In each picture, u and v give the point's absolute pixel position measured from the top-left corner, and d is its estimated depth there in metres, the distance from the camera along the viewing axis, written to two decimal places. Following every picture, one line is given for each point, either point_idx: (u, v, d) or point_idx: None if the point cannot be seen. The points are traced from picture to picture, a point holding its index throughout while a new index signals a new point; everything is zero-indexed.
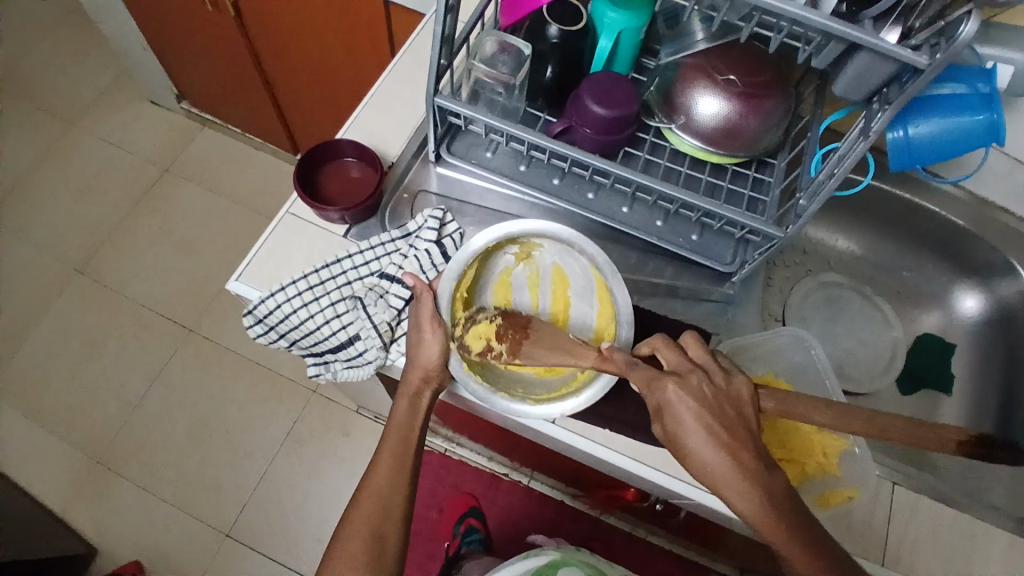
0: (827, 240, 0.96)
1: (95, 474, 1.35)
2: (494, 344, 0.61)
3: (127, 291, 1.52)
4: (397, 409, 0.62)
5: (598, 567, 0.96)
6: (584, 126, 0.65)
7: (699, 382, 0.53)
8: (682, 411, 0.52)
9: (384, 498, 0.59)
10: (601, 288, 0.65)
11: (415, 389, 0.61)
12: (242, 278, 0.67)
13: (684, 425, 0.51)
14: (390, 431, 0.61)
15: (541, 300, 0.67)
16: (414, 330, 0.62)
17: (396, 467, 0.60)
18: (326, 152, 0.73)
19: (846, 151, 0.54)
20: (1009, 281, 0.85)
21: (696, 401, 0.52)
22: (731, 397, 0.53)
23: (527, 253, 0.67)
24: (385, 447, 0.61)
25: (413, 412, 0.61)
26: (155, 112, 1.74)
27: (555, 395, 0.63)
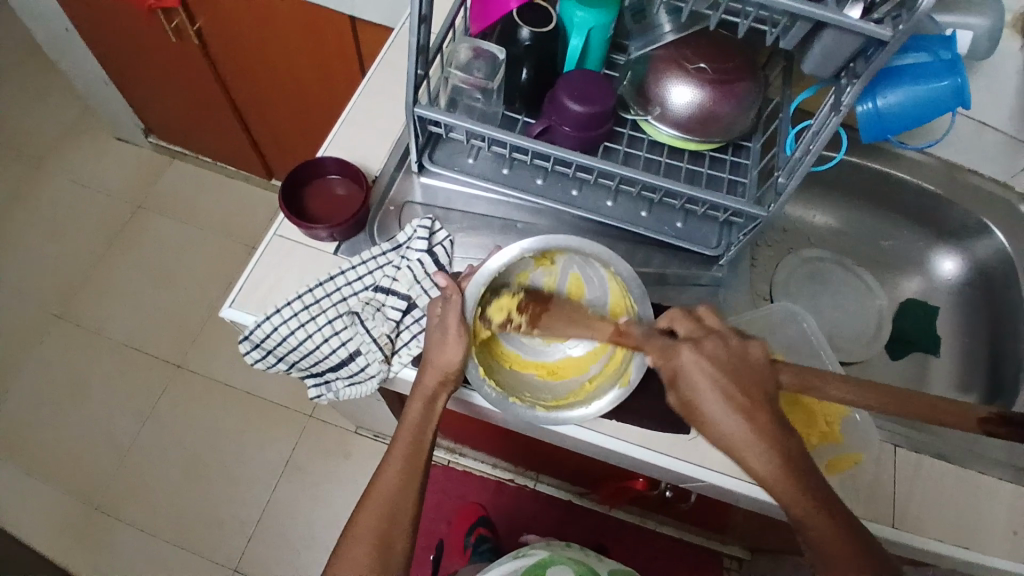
0: (806, 217, 0.98)
1: (92, 520, 1.32)
2: (514, 316, 0.66)
3: (110, 331, 1.50)
4: (406, 417, 0.62)
5: (588, 564, 0.96)
6: (563, 124, 0.66)
7: (714, 348, 0.54)
8: (697, 375, 0.53)
9: (401, 506, 0.58)
10: (617, 301, 0.68)
11: (423, 396, 0.62)
12: (235, 304, 0.67)
13: (725, 390, 0.53)
14: (401, 439, 0.61)
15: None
16: (429, 332, 0.62)
17: (410, 475, 0.60)
18: (309, 171, 0.73)
19: (820, 127, 0.56)
20: (985, 241, 0.88)
21: (712, 366, 0.53)
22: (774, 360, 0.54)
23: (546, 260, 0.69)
24: (397, 458, 0.60)
25: (423, 420, 0.61)
26: (123, 148, 1.71)
27: (563, 404, 0.65)
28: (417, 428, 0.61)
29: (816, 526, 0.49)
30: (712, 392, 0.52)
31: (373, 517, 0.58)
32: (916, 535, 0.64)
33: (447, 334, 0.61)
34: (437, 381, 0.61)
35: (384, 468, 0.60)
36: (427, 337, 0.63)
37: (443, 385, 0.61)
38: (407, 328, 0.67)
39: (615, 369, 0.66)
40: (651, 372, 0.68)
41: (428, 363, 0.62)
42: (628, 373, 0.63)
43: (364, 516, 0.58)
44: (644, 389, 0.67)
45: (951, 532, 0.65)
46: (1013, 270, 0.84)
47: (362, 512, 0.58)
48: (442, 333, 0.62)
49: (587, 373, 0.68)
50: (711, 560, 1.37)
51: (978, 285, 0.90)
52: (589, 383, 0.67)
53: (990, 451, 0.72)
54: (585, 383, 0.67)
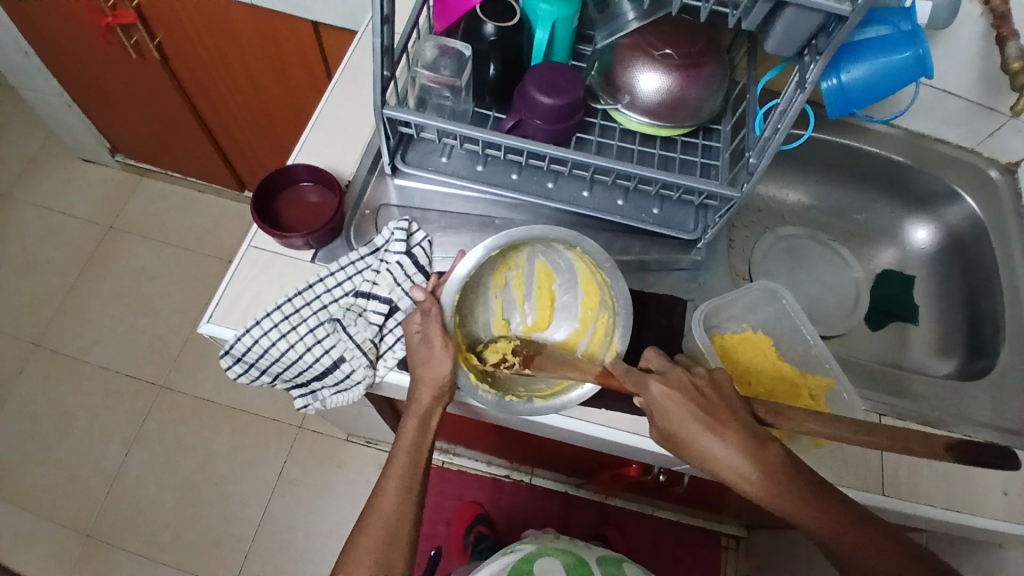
0: (779, 195, 0.98)
1: (86, 549, 1.30)
2: (509, 356, 0.67)
3: (90, 357, 1.47)
4: (402, 432, 0.63)
5: (574, 554, 0.95)
6: (535, 118, 0.66)
7: (679, 378, 0.57)
8: (669, 406, 0.55)
9: (400, 517, 0.60)
10: (586, 278, 0.69)
11: (417, 406, 0.62)
12: (214, 319, 0.65)
13: (673, 418, 0.55)
14: (400, 450, 0.63)
15: (527, 298, 0.72)
16: (420, 343, 0.62)
17: (407, 487, 0.61)
18: (280, 180, 0.72)
19: (787, 105, 0.57)
20: (955, 208, 0.90)
21: (681, 396, 0.55)
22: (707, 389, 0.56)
23: (508, 259, 0.69)
24: (390, 472, 0.62)
25: (423, 432, 0.63)
26: (89, 171, 1.68)
27: (557, 390, 0.64)
28: (416, 435, 0.63)
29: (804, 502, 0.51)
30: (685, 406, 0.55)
31: (380, 529, 0.59)
32: (907, 499, 0.66)
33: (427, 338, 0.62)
34: (432, 397, 0.61)
35: (382, 484, 0.61)
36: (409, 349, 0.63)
37: (437, 400, 0.62)
38: (391, 332, 0.66)
39: (600, 345, 0.67)
40: (637, 356, 0.69)
41: (416, 376, 0.62)
42: (614, 346, 0.64)
43: (366, 532, 0.59)
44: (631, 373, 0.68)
45: (941, 494, 0.66)
46: (983, 234, 0.87)
47: (365, 527, 0.60)
48: (427, 348, 0.61)
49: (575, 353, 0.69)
50: (710, 540, 1.39)
51: (951, 251, 0.92)
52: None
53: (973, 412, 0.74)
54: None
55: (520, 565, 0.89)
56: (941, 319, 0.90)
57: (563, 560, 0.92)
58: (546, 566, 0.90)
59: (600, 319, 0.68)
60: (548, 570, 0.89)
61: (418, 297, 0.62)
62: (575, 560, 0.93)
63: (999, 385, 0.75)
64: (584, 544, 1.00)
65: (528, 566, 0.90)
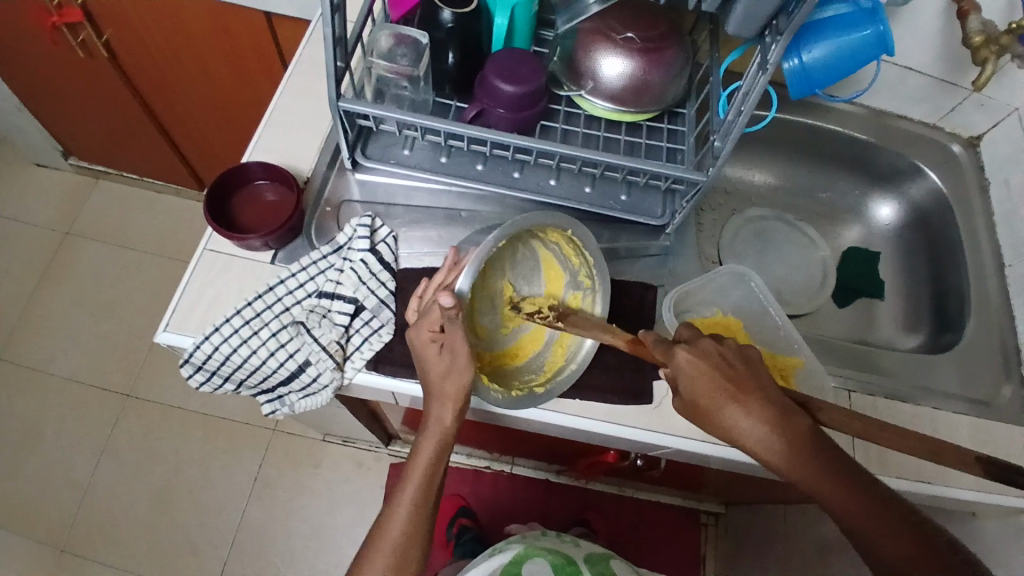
0: (746, 176, 0.98)
1: (60, 564, 1.26)
2: (544, 310, 0.66)
3: (53, 367, 1.41)
4: (416, 455, 0.60)
5: (561, 552, 0.93)
6: (497, 107, 0.64)
7: (706, 347, 0.56)
8: (695, 374, 0.54)
9: (408, 539, 0.58)
10: (549, 264, 0.69)
11: (439, 420, 0.60)
12: (171, 327, 0.63)
13: (698, 385, 0.54)
14: (411, 478, 0.60)
15: (496, 297, 0.67)
16: (418, 351, 0.60)
17: (424, 498, 0.59)
18: (234, 179, 0.69)
19: (750, 87, 0.56)
20: (918, 184, 0.92)
21: (709, 365, 0.54)
22: (726, 360, 0.55)
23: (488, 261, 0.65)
24: (398, 501, 0.59)
25: (440, 454, 0.60)
26: (41, 174, 1.60)
27: (548, 376, 0.66)
28: (434, 454, 0.60)
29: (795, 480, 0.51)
30: (712, 376, 0.54)
31: (392, 540, 0.58)
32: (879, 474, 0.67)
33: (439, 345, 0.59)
34: (454, 410, 0.58)
35: (394, 502, 0.59)
36: (425, 364, 0.60)
37: (460, 413, 0.59)
38: (357, 333, 0.64)
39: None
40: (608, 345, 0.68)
41: (429, 388, 0.60)
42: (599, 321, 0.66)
43: (377, 546, 0.58)
44: (604, 363, 0.67)
45: (912, 467, 0.68)
46: (947, 209, 0.88)
47: (375, 542, 0.58)
48: (423, 358, 0.60)
49: (550, 336, 0.68)
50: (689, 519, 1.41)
51: (915, 228, 0.93)
52: (560, 344, 0.68)
53: (943, 384, 0.76)
54: (555, 348, 0.68)
55: (509, 569, 0.87)
56: (907, 295, 0.91)
57: (551, 561, 0.90)
58: (535, 569, 0.88)
59: (570, 298, 0.69)
60: (536, 573, 0.88)
61: (449, 303, 0.53)
62: (562, 560, 0.91)
63: (965, 357, 0.77)
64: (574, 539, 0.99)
65: (517, 570, 0.88)
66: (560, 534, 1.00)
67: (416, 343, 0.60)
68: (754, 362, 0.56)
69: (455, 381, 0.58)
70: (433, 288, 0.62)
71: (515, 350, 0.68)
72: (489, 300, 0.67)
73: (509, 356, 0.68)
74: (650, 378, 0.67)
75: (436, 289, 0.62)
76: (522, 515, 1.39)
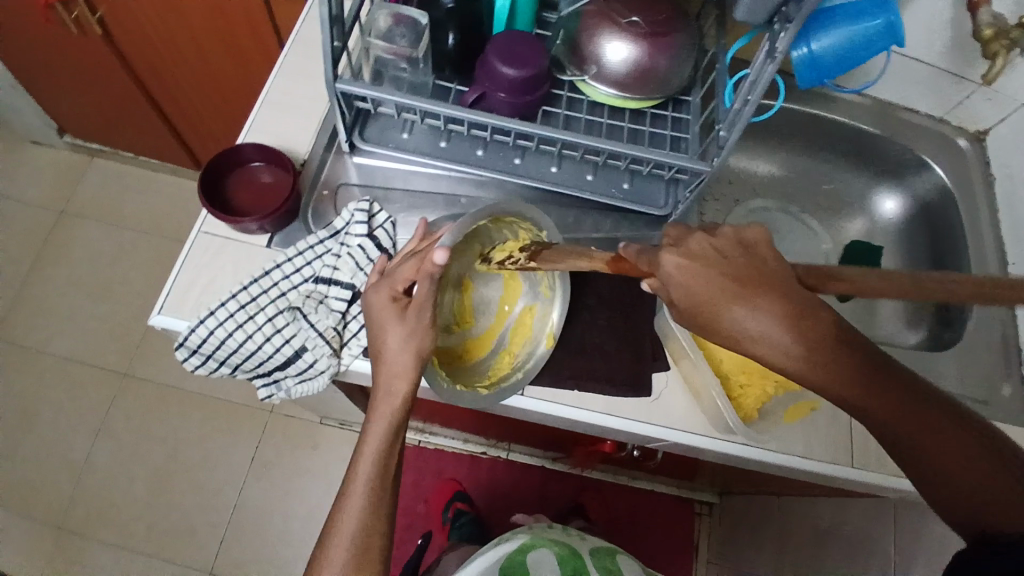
0: (749, 166, 0.97)
1: (57, 544, 1.26)
2: (515, 254, 0.60)
3: (50, 347, 1.41)
4: (369, 434, 0.58)
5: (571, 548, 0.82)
6: (497, 90, 0.63)
7: (702, 247, 0.45)
8: (689, 280, 0.43)
9: (368, 528, 0.55)
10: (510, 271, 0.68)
11: (388, 395, 0.58)
12: (165, 310, 0.62)
13: (702, 294, 0.43)
14: (364, 456, 0.57)
15: (455, 304, 0.67)
16: (375, 327, 0.58)
17: (382, 472, 0.57)
18: (228, 161, 0.68)
19: (757, 76, 0.55)
20: (923, 177, 0.91)
21: (706, 266, 0.43)
22: (733, 254, 0.44)
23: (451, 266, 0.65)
24: (354, 487, 0.56)
25: (392, 434, 0.58)
26: (37, 153, 1.58)
27: (495, 380, 0.65)
28: (388, 428, 0.57)
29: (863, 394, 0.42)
30: (714, 278, 0.43)
31: (353, 516, 0.55)
32: (875, 468, 0.67)
33: (401, 309, 0.58)
34: (409, 386, 0.57)
35: (348, 485, 0.56)
36: (382, 330, 0.58)
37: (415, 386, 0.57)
38: (354, 319, 0.64)
39: (527, 335, 0.68)
40: (607, 335, 0.68)
41: (377, 359, 0.58)
42: (550, 333, 0.66)
43: (338, 526, 0.55)
44: (603, 353, 0.67)
45: None
46: (951, 204, 0.87)
47: (336, 522, 0.55)
48: (381, 334, 0.58)
49: (497, 344, 0.68)
50: (683, 507, 1.42)
51: (919, 221, 0.92)
52: (508, 352, 0.67)
53: (942, 380, 0.75)
54: (502, 356, 0.67)
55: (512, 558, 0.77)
56: None
57: (556, 552, 0.80)
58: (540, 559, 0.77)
59: (523, 309, 0.69)
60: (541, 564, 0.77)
61: (442, 260, 0.52)
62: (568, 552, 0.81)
63: (965, 353, 0.77)
64: (577, 534, 0.89)
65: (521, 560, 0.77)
66: (565, 527, 0.90)
67: (376, 302, 0.59)
68: (771, 257, 0.44)
69: (408, 352, 0.57)
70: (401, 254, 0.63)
71: (464, 351, 0.67)
72: (448, 291, 0.66)
73: (458, 356, 0.66)
74: (650, 370, 0.66)
75: (404, 254, 0.62)
76: (517, 500, 1.40)
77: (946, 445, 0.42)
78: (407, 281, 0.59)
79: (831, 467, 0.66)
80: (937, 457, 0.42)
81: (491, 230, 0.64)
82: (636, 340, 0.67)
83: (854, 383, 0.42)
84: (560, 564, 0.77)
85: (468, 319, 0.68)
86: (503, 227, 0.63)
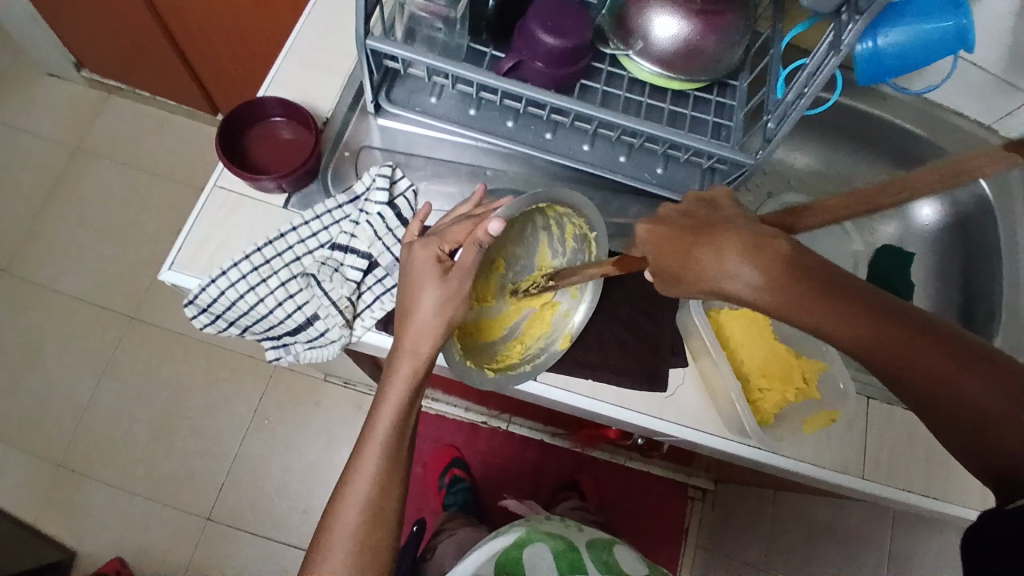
0: (785, 158, 0.93)
1: (58, 478, 1.28)
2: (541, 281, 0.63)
3: (59, 285, 1.40)
4: (388, 393, 0.55)
5: (566, 539, 0.77)
6: (535, 60, 0.59)
7: (667, 213, 0.48)
8: (661, 239, 0.46)
9: (382, 493, 0.54)
10: (543, 260, 0.65)
11: (412, 356, 0.55)
12: (175, 267, 0.60)
13: (667, 249, 0.45)
14: (383, 415, 0.55)
15: (482, 280, 0.64)
16: (410, 288, 0.55)
17: (399, 435, 0.55)
18: (249, 114, 0.65)
19: (817, 68, 0.51)
20: (965, 186, 0.86)
21: (672, 227, 0.45)
22: (698, 214, 0.46)
23: (496, 246, 0.63)
24: (370, 446, 0.54)
25: (410, 394, 0.55)
26: (53, 86, 1.55)
27: (502, 366, 0.63)
28: (408, 390, 0.55)
29: (876, 348, 0.40)
30: (671, 233, 0.45)
31: (368, 478, 0.53)
32: (886, 482, 0.65)
33: (444, 270, 0.55)
34: (432, 347, 0.54)
35: (364, 446, 0.55)
36: (420, 288, 0.55)
37: (438, 346, 0.54)
38: (369, 290, 0.62)
39: (544, 329, 0.66)
40: (627, 325, 0.66)
41: (405, 319, 0.54)
42: (568, 333, 0.64)
43: (351, 486, 0.54)
44: (620, 343, 0.65)
45: (920, 480, 0.66)
46: (991, 218, 0.83)
47: (349, 481, 0.54)
48: (414, 291, 0.55)
49: (512, 330, 0.66)
50: (678, 492, 1.42)
51: (955, 231, 0.89)
52: (520, 342, 0.66)
53: None
54: (513, 344, 0.66)
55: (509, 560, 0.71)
56: (935, 299, 0.88)
57: (552, 546, 0.74)
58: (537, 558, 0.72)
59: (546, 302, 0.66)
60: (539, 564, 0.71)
61: (496, 231, 0.50)
62: (564, 545, 0.76)
63: None
64: (575, 525, 0.85)
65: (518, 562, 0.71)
66: (562, 519, 0.86)
67: (420, 258, 0.56)
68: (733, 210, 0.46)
69: (442, 317, 0.54)
70: (453, 217, 0.61)
71: (480, 328, 0.65)
72: (481, 267, 0.63)
73: (474, 332, 0.64)
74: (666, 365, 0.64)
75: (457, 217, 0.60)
76: (514, 471, 1.40)
77: (970, 389, 0.39)
78: (455, 243, 0.56)
79: (843, 476, 0.65)
80: (967, 404, 0.39)
81: (535, 216, 0.62)
82: (654, 334, 0.65)
83: (831, 313, 0.40)
84: (557, 559, 0.72)
85: (489, 297, 0.66)
86: (551, 215, 0.61)
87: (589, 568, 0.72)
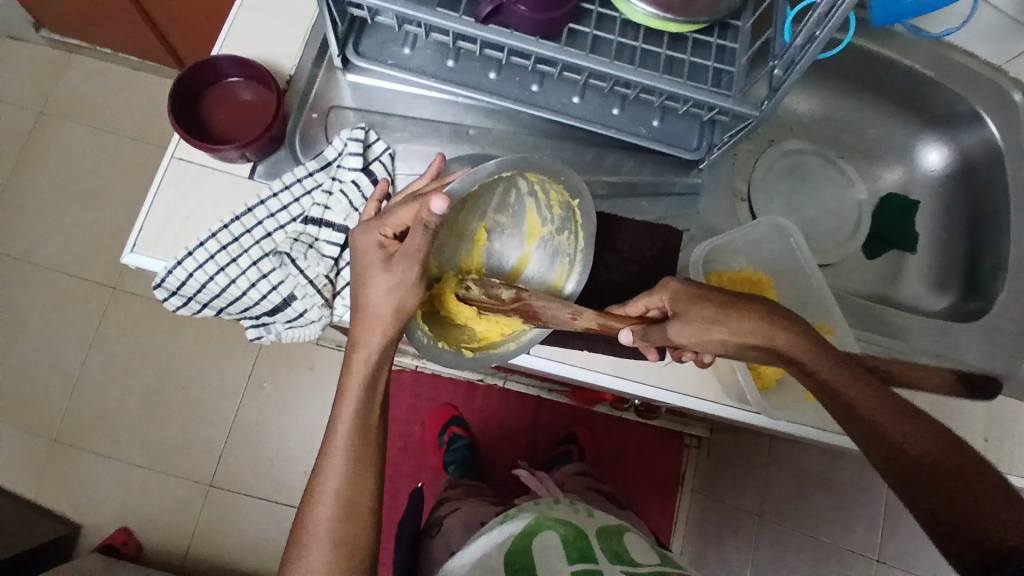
0: (789, 102, 0.88)
1: (55, 453, 1.27)
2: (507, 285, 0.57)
3: (36, 257, 1.35)
4: (347, 378, 0.54)
5: (578, 527, 0.73)
6: (517, 3, 0.52)
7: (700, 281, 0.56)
8: (686, 293, 0.54)
9: (359, 477, 0.52)
10: (531, 225, 0.60)
11: (365, 346, 0.53)
12: (138, 249, 0.56)
13: (689, 302, 0.54)
14: (345, 400, 0.54)
15: (457, 251, 0.59)
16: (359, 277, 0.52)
17: (366, 424, 0.54)
18: (203, 76, 0.59)
19: (829, 8, 0.46)
20: (973, 131, 0.81)
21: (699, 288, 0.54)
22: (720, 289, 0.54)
23: (463, 213, 0.57)
24: (338, 428, 0.53)
25: (371, 382, 0.54)
26: (6, 44, 1.44)
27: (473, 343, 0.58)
28: (366, 381, 0.53)
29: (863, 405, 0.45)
30: (698, 291, 0.54)
31: (345, 462, 0.52)
32: None
33: (387, 256, 0.51)
34: (381, 336, 0.52)
35: (331, 428, 0.53)
36: (366, 276, 0.51)
37: (388, 339, 0.52)
38: (348, 265, 0.58)
39: None
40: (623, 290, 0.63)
41: (358, 308, 0.52)
42: None
43: (323, 474, 0.52)
44: None
45: None
46: (1000, 165, 0.79)
47: (322, 467, 0.53)
48: (361, 277, 0.52)
49: None
50: (674, 441, 1.43)
51: (962, 178, 0.84)
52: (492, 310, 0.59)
53: (965, 354, 0.71)
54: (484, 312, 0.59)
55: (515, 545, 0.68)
56: (938, 248, 0.85)
57: (561, 533, 0.70)
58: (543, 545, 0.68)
59: (539, 273, 0.61)
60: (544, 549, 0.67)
61: (439, 209, 0.44)
62: (575, 532, 0.71)
63: (992, 325, 0.72)
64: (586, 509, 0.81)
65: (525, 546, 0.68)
66: (572, 502, 0.82)
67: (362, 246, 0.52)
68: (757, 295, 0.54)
69: (392, 305, 0.51)
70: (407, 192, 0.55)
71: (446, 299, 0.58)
72: (453, 238, 0.58)
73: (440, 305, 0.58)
74: None
75: (409, 193, 0.55)
76: (512, 426, 1.40)
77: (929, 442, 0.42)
78: (400, 226, 0.51)
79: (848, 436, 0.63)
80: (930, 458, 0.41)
81: (513, 180, 0.56)
82: None
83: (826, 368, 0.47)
84: (566, 547, 0.67)
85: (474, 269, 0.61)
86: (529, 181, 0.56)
87: (598, 556, 0.67)
